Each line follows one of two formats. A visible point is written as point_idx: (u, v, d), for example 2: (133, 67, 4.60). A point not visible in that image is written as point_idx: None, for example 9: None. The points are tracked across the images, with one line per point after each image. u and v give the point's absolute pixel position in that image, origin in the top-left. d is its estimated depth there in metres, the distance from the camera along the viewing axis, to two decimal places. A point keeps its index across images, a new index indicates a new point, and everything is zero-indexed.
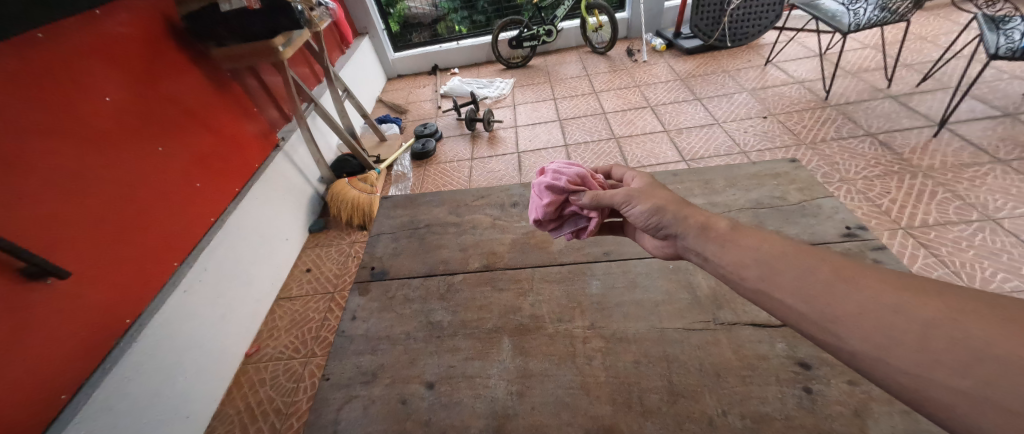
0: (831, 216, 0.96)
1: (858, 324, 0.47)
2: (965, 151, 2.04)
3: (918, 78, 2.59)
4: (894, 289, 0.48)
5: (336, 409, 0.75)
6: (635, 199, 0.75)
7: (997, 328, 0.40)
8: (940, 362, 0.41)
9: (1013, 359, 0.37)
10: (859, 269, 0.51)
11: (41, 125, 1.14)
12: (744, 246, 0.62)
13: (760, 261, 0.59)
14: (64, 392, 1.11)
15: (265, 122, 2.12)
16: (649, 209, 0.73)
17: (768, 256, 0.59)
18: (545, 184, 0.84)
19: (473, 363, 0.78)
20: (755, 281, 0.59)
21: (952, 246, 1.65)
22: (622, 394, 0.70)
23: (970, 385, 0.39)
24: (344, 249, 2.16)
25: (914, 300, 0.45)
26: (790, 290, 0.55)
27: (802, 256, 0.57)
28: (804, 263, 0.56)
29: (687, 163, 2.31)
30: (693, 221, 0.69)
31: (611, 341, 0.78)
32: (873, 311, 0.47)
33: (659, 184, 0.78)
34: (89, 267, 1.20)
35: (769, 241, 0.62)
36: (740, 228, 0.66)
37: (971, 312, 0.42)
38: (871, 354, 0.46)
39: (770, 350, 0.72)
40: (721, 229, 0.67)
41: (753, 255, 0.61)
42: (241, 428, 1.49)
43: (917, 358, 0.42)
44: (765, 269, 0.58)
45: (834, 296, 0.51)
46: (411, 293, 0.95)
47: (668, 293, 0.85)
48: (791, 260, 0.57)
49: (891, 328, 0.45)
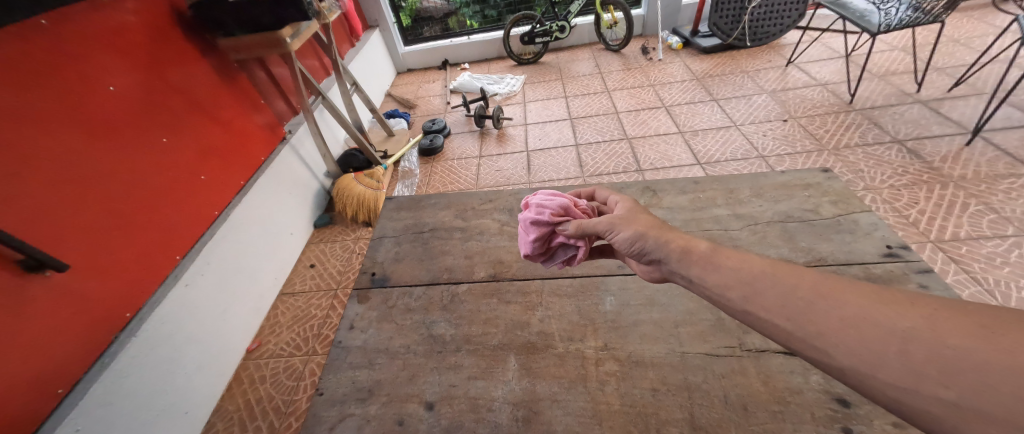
0: (869, 233, 0.89)
1: (843, 339, 0.46)
2: (1000, 161, 1.93)
3: (950, 82, 2.47)
4: (870, 302, 0.46)
5: (328, 427, 0.71)
6: (616, 226, 0.70)
7: (973, 335, 0.39)
8: (923, 373, 0.40)
9: (990, 368, 0.36)
10: (836, 283, 0.50)
11: (43, 112, 1.11)
12: (725, 268, 0.59)
13: (742, 281, 0.56)
14: (61, 386, 1.08)
15: (272, 114, 2.08)
16: (631, 236, 0.68)
17: (749, 276, 0.56)
18: (529, 220, 0.79)
19: (476, 383, 0.73)
20: (740, 302, 0.55)
21: (985, 262, 1.56)
22: (638, 425, 0.64)
23: (956, 396, 0.37)
24: (348, 245, 2.12)
25: (890, 313, 0.44)
26: (771, 308, 0.52)
27: (781, 273, 0.55)
28: (784, 281, 0.53)
29: (702, 167, 2.22)
30: (674, 245, 0.64)
31: (627, 364, 0.72)
32: (854, 325, 0.45)
33: (642, 208, 0.73)
34: (90, 260, 1.17)
35: (750, 260, 0.58)
36: (721, 249, 0.62)
37: (944, 321, 0.41)
38: (859, 369, 0.44)
39: (804, 382, 0.65)
40: (702, 251, 0.62)
41: (734, 275, 0.57)
42: (240, 426, 1.46)
43: (902, 371, 0.41)
44: (749, 288, 0.55)
45: (816, 313, 0.49)
46: (412, 303, 0.90)
47: (689, 313, 0.78)
48: (772, 278, 0.55)
49: (872, 341, 0.44)
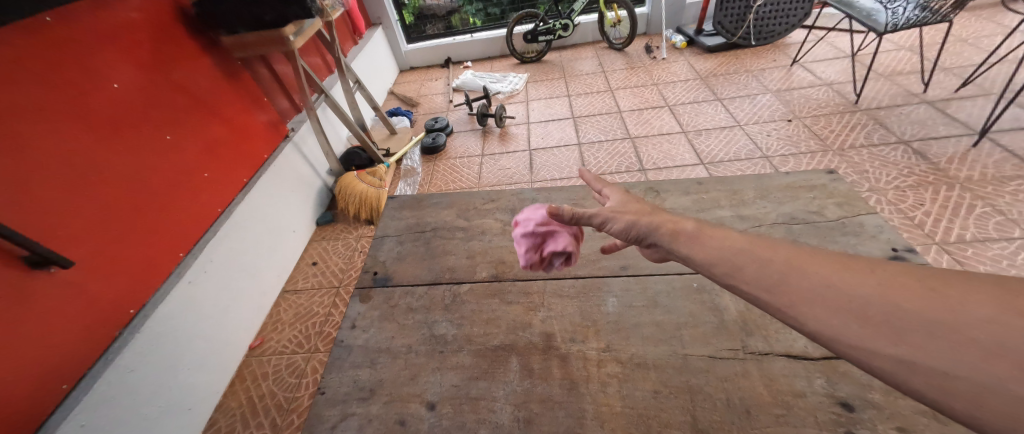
0: (875, 236, 0.88)
1: (812, 306, 0.49)
2: (1008, 162, 1.91)
3: (957, 82, 2.44)
4: (836, 271, 0.50)
5: (330, 426, 0.71)
6: (610, 218, 0.69)
7: (921, 297, 0.44)
8: (881, 335, 0.44)
9: (936, 325, 0.42)
10: (806, 255, 0.53)
11: (48, 109, 1.11)
12: (710, 245, 0.60)
13: (724, 258, 0.58)
14: (65, 382, 1.08)
15: (275, 112, 2.08)
16: (626, 226, 0.68)
17: (732, 255, 0.58)
18: (518, 235, 0.82)
19: (478, 384, 0.73)
20: (723, 277, 0.57)
21: (991, 265, 1.55)
22: (640, 427, 0.64)
23: (905, 352, 0.42)
24: (350, 244, 2.12)
25: (894, 291, 0.45)
26: (754, 283, 0.54)
27: (759, 249, 0.57)
28: (763, 256, 0.56)
29: (706, 167, 2.21)
30: (665, 229, 0.65)
31: (629, 366, 0.72)
32: (823, 293, 0.49)
33: (632, 197, 0.74)
34: (94, 256, 1.18)
35: (732, 237, 0.60)
36: (707, 227, 0.64)
37: (897, 285, 0.46)
38: (825, 332, 0.48)
39: (807, 386, 0.65)
40: (690, 231, 0.64)
41: (718, 255, 0.59)
42: (243, 422, 1.47)
43: (864, 333, 0.45)
44: (730, 264, 0.57)
45: (790, 284, 0.52)
46: (414, 303, 0.90)
47: (692, 315, 0.78)
48: (751, 254, 0.57)
49: (837, 305, 0.48)
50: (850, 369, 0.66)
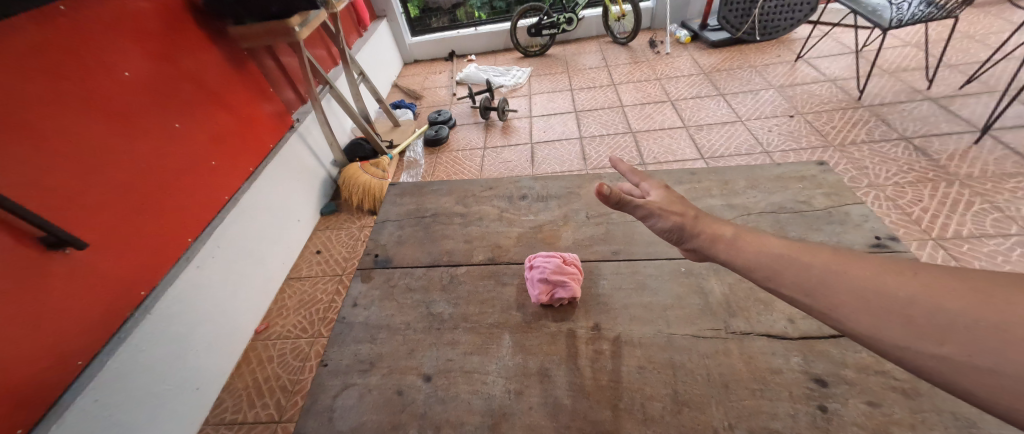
0: (859, 225, 0.91)
1: (852, 307, 0.50)
2: (1008, 160, 1.91)
3: (962, 79, 2.43)
4: (878, 274, 0.51)
5: (332, 396, 0.75)
6: (658, 215, 0.73)
7: (964, 297, 0.43)
8: (922, 333, 0.44)
9: (980, 322, 0.40)
10: (847, 260, 0.54)
11: (62, 96, 1.16)
12: (750, 250, 0.63)
13: (764, 264, 0.60)
14: (81, 358, 1.14)
15: (281, 103, 2.12)
16: (671, 226, 0.72)
17: (769, 259, 0.61)
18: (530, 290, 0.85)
19: (472, 359, 0.76)
20: (764, 280, 0.59)
21: (987, 260, 1.56)
22: (623, 400, 0.67)
23: (950, 351, 0.41)
24: (353, 233, 2.17)
25: (943, 295, 0.45)
26: (791, 285, 0.56)
27: (796, 253, 0.59)
28: (800, 261, 0.58)
29: (706, 162, 2.23)
30: (706, 233, 0.70)
31: (615, 344, 0.75)
32: (863, 295, 0.50)
33: (672, 194, 0.78)
34: (108, 239, 1.23)
35: (769, 243, 0.63)
36: (744, 232, 0.68)
37: (942, 286, 0.45)
38: (867, 333, 0.48)
39: (784, 363, 0.69)
40: (728, 236, 0.68)
41: (756, 258, 0.62)
42: (249, 403, 1.52)
43: (905, 334, 0.45)
44: (768, 270, 0.60)
45: (829, 287, 0.53)
46: (412, 283, 0.94)
47: (678, 297, 0.82)
48: (789, 259, 0.59)
49: (877, 307, 0.48)
50: (826, 348, 0.70)
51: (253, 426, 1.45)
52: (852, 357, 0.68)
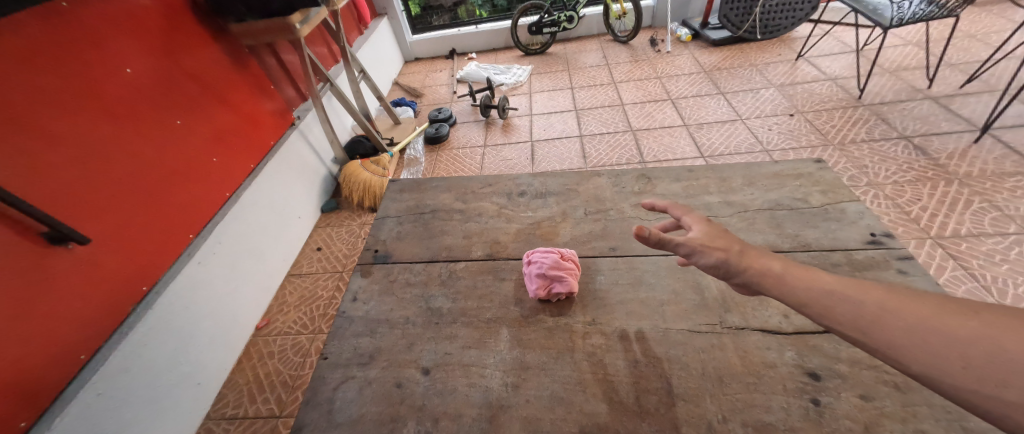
0: (855, 222, 0.92)
1: (911, 348, 0.48)
2: (1008, 159, 1.91)
3: (962, 78, 2.43)
4: (935, 313, 0.49)
5: (332, 388, 0.76)
6: (701, 252, 0.66)
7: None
8: (985, 376, 0.42)
9: None
10: (902, 298, 0.53)
11: (65, 92, 1.16)
12: (799, 285, 0.59)
13: (813, 298, 0.57)
14: (83, 353, 1.15)
15: (282, 100, 2.13)
16: (716, 262, 0.65)
17: (821, 294, 0.57)
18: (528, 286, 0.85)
19: (471, 352, 0.77)
20: (816, 317, 0.57)
21: (985, 259, 1.56)
22: (619, 393, 0.68)
23: (1014, 395, 0.40)
24: (354, 230, 2.18)
25: (1008, 337, 0.43)
26: (847, 323, 0.54)
27: (848, 288, 0.56)
28: (852, 297, 0.55)
29: (706, 160, 2.23)
30: (755, 269, 0.63)
31: (612, 338, 0.76)
32: (921, 336, 0.48)
33: (717, 228, 0.70)
34: (110, 235, 1.23)
35: (818, 277, 0.60)
36: (795, 268, 0.62)
37: (1004, 327, 0.44)
38: (927, 375, 0.47)
39: (778, 357, 0.70)
40: (778, 272, 0.62)
41: (806, 293, 0.58)
42: (250, 398, 1.53)
43: (966, 377, 0.43)
44: (818, 304, 0.57)
45: (885, 326, 0.51)
46: (412, 278, 0.94)
47: (674, 293, 0.83)
48: (840, 295, 0.56)
49: (937, 349, 0.47)
50: (820, 343, 0.71)
51: (253, 421, 1.46)
52: (845, 351, 0.69)
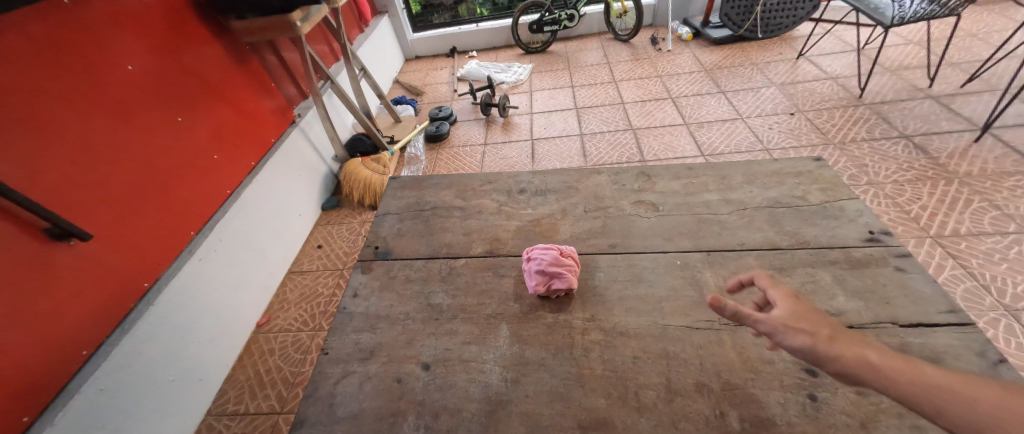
0: (854, 219, 0.92)
1: None
2: (1008, 158, 1.91)
3: (963, 77, 2.43)
4: None
5: (332, 383, 0.77)
6: (784, 332, 0.60)
7: None
8: None
9: None
10: None
11: (67, 88, 1.17)
12: (898, 376, 0.51)
13: (916, 392, 0.49)
14: (85, 349, 1.15)
15: (282, 98, 2.13)
16: (802, 346, 0.58)
17: (929, 390, 0.49)
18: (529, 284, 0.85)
19: (470, 348, 0.78)
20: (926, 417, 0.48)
21: (984, 258, 1.56)
22: (618, 389, 0.69)
23: None
24: (354, 228, 2.18)
25: None
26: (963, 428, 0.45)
27: (963, 385, 0.48)
28: (966, 394, 0.47)
29: (706, 159, 2.23)
30: (847, 356, 0.55)
31: (610, 334, 0.77)
32: None
33: (810, 308, 0.63)
34: (111, 231, 1.24)
35: (925, 369, 0.51)
36: (896, 358, 0.53)
37: None
38: None
39: (776, 354, 0.70)
40: (877, 362, 0.53)
41: (908, 386, 0.50)
42: (250, 394, 1.54)
43: None
44: (924, 401, 0.49)
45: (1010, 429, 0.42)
46: (412, 274, 0.95)
47: (673, 290, 0.83)
48: (950, 391, 0.48)
49: None
50: None
51: (253, 417, 1.47)
52: None
